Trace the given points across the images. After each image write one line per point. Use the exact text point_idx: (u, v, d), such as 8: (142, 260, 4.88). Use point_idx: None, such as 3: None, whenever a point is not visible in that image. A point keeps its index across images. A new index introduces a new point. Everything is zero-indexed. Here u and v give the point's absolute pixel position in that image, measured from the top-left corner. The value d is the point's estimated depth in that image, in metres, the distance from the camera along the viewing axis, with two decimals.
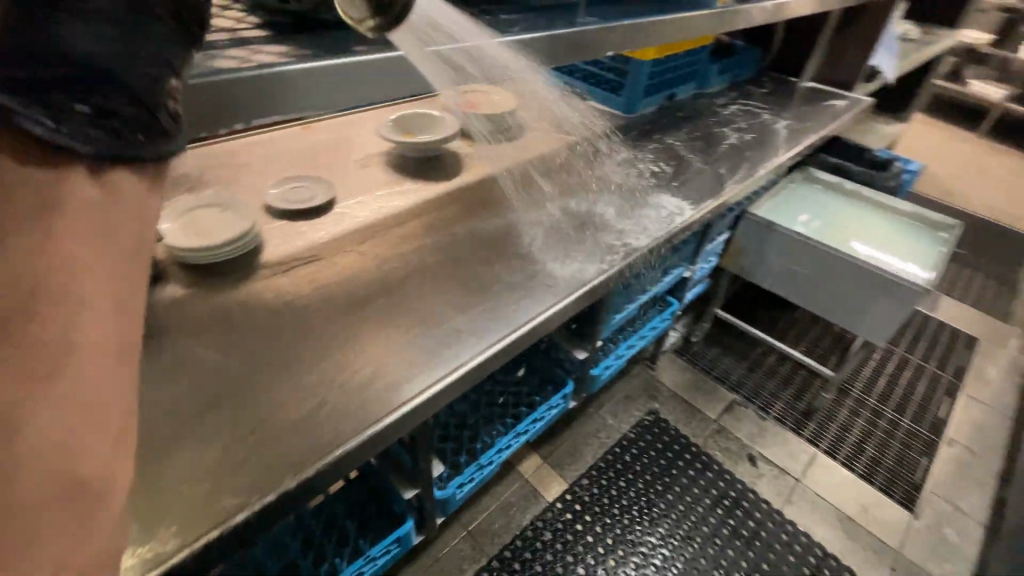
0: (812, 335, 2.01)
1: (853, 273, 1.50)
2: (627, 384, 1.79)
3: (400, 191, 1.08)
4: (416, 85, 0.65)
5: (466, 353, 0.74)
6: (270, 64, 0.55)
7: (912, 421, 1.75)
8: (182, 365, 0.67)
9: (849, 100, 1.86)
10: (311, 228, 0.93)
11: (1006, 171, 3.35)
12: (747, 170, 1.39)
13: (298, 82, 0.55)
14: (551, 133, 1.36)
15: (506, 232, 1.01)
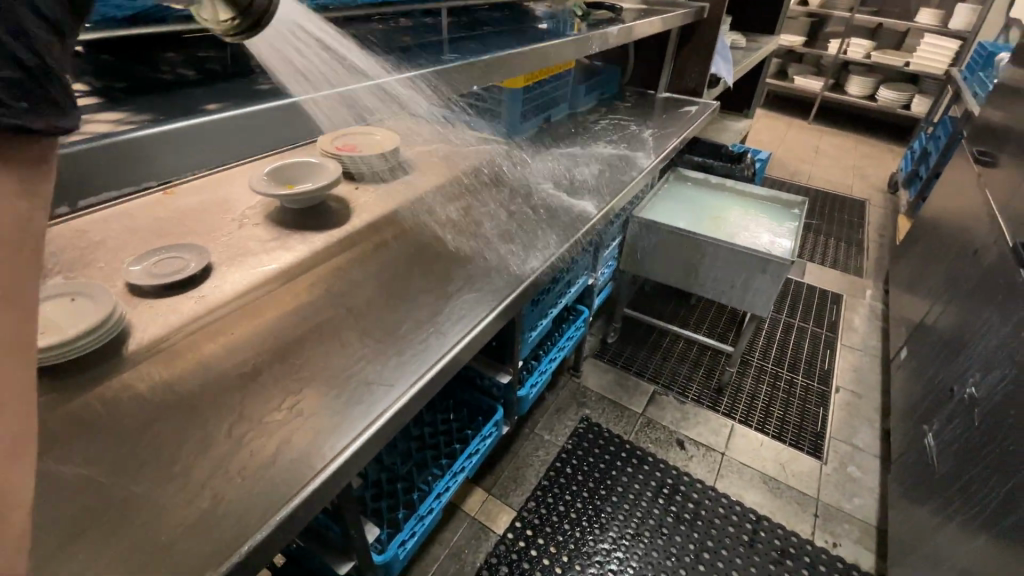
0: (710, 317, 2.19)
1: (730, 256, 1.66)
2: (556, 397, 1.82)
3: (287, 246, 1.02)
4: (278, 138, 0.62)
5: (380, 403, 0.70)
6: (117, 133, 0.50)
7: (805, 377, 1.96)
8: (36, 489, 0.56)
9: (699, 105, 2.08)
10: (189, 302, 0.85)
11: (834, 148, 3.93)
12: (628, 176, 1.50)
13: (132, 153, 0.49)
14: (435, 171, 1.38)
15: (406, 270, 0.99)
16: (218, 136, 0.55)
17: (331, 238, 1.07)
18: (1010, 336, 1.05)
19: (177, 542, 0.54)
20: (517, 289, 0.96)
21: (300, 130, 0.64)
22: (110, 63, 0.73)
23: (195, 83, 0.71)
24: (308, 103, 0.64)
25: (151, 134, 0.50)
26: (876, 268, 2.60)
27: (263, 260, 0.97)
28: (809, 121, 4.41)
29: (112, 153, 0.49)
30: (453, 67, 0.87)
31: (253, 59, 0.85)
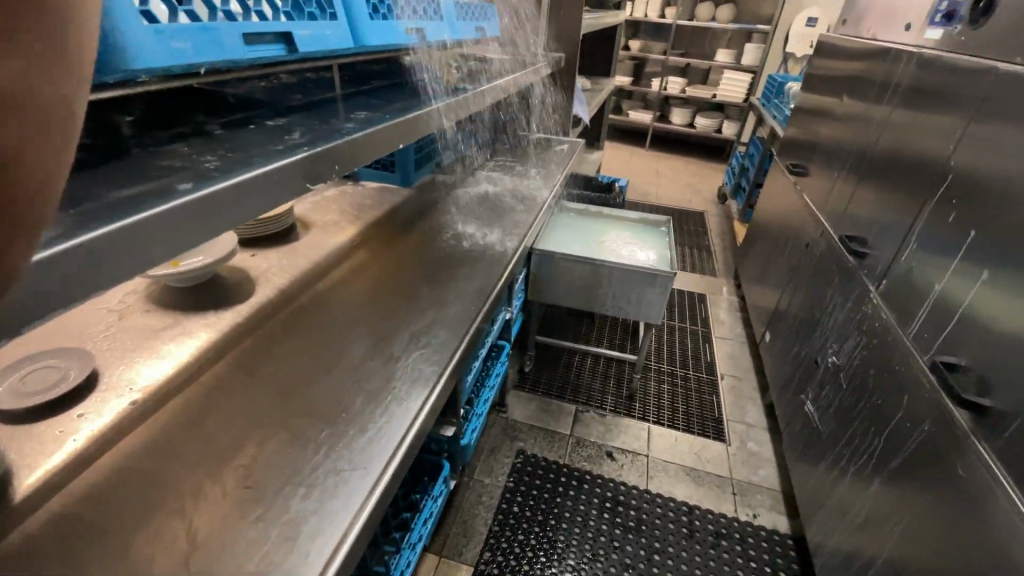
0: (609, 331, 2.37)
1: (624, 274, 1.83)
2: (487, 436, 1.81)
3: (188, 332, 0.88)
4: (221, 223, 0.54)
5: (360, 488, 0.65)
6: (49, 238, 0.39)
7: (696, 370, 2.21)
8: None
9: (568, 143, 2.28)
10: (78, 421, 0.69)
11: (671, 170, 4.57)
12: (530, 213, 1.59)
13: (62, 271, 0.38)
14: (338, 227, 1.32)
15: (338, 337, 0.93)
16: (159, 231, 0.46)
17: (240, 315, 0.95)
18: (853, 311, 1.32)
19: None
20: (464, 338, 0.95)
21: (242, 211, 0.56)
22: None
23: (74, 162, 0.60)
24: (255, 179, 0.58)
25: (97, 236, 0.40)
26: (725, 267, 3.05)
27: (162, 354, 0.82)
28: (646, 148, 5.07)
29: (54, 272, 0.37)
30: (378, 126, 0.86)
31: (133, 129, 0.74)
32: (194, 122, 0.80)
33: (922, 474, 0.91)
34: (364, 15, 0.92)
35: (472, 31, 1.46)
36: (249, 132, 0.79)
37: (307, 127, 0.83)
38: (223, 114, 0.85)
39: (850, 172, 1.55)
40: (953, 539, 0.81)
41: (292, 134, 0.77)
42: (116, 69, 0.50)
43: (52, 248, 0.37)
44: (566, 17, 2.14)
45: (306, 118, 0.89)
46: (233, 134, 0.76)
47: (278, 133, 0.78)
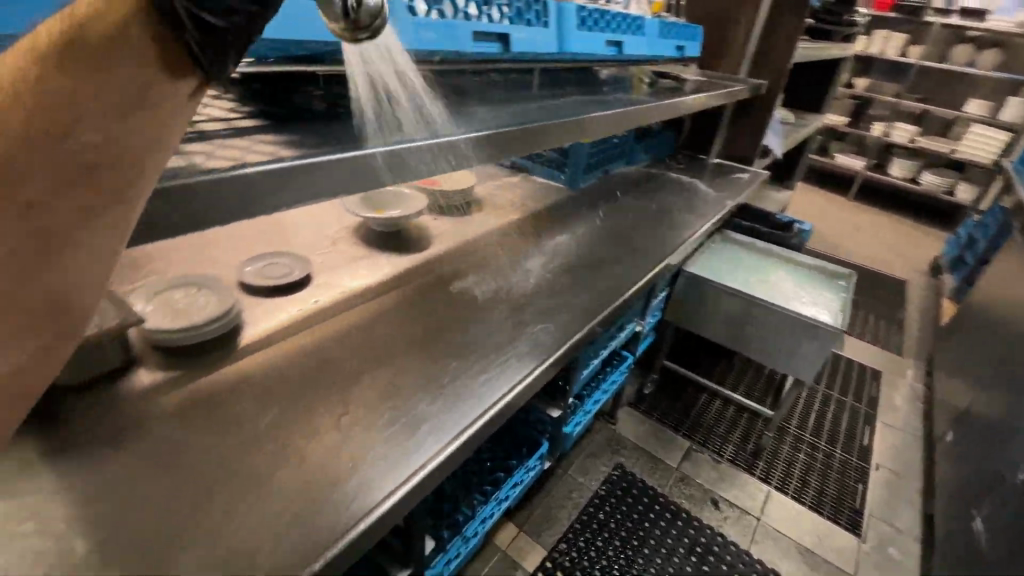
0: (749, 379, 2.18)
1: (780, 319, 1.69)
2: (590, 441, 1.83)
3: (372, 265, 1.10)
4: (424, 171, 0.67)
5: (471, 413, 0.76)
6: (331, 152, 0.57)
7: (843, 450, 1.92)
8: (179, 454, 0.64)
9: (750, 173, 2.16)
10: (289, 305, 0.93)
11: (874, 226, 3.96)
12: (688, 232, 1.57)
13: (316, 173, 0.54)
14: (504, 210, 1.48)
15: (481, 296, 1.06)
16: (388, 163, 0.62)
17: (410, 262, 1.15)
18: None
19: (281, 535, 0.58)
20: (588, 326, 1.02)
21: (440, 166, 0.70)
22: (256, 89, 0.84)
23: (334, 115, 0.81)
24: (458, 142, 0.72)
25: (355, 156, 0.58)
26: (918, 348, 2.57)
27: (351, 275, 1.05)
28: (849, 198, 4.47)
29: (323, 175, 0.55)
30: (559, 122, 0.97)
31: None
32: None
33: None
34: (573, 26, 1.03)
35: (671, 49, 1.49)
36: (457, 112, 0.96)
37: (501, 114, 0.97)
38: (440, 97, 1.05)
39: None
40: None
41: (490, 118, 0.92)
42: (385, 48, 0.69)
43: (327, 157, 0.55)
44: (779, 43, 2.03)
45: (501, 108, 1.05)
46: (445, 112, 0.93)
47: (479, 116, 0.94)
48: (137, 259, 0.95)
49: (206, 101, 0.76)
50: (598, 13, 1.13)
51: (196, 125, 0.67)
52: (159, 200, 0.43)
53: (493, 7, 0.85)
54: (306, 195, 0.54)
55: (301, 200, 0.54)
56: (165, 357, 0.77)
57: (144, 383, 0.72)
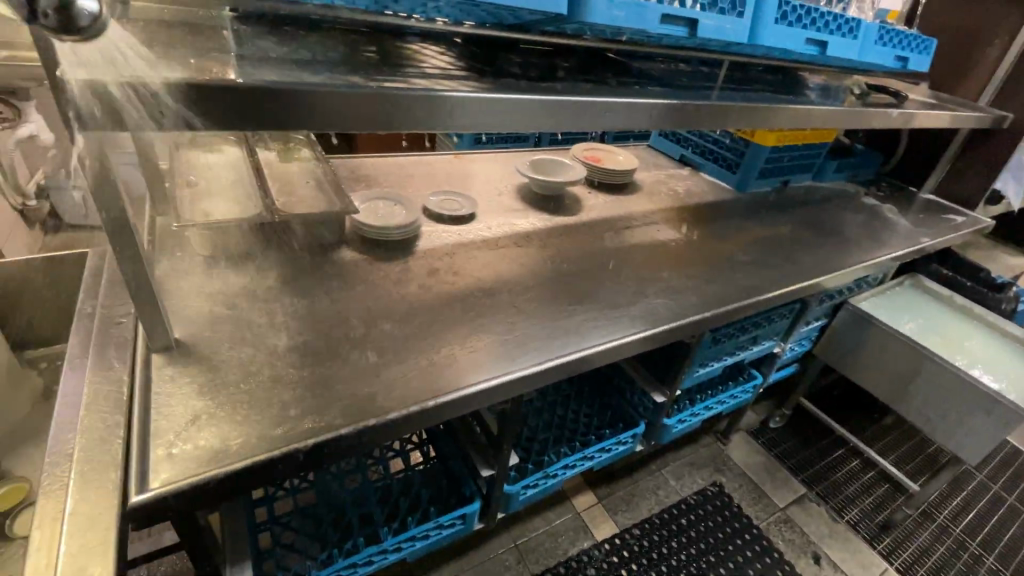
0: (903, 449, 1.88)
1: (955, 382, 1.44)
2: (693, 450, 1.79)
3: (525, 216, 1.25)
4: (576, 125, 0.79)
5: (572, 346, 0.87)
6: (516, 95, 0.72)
7: (1011, 565, 1.56)
8: (354, 305, 0.86)
9: (971, 217, 1.82)
10: (453, 232, 1.12)
11: None
12: (860, 259, 1.43)
13: (490, 107, 0.69)
14: (659, 197, 1.51)
15: (611, 261, 1.14)
16: (557, 112, 0.76)
17: (558, 222, 1.27)
18: None
19: (412, 379, 0.75)
20: (709, 312, 1.03)
21: (593, 124, 0.81)
22: (470, 49, 1.02)
23: (526, 76, 0.96)
24: (617, 106, 0.81)
25: (530, 100, 0.72)
26: None
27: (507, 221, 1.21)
28: None
29: (503, 110, 0.71)
30: (726, 110, 0.98)
31: (562, 68, 1.08)
32: (598, 74, 1.10)
33: None
34: (771, 19, 1.03)
35: (890, 58, 1.35)
36: (631, 90, 1.05)
37: (672, 97, 1.03)
38: (619, 76, 1.14)
39: None
40: None
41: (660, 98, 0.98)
42: (578, 19, 0.81)
43: (508, 97, 0.71)
44: None
45: (673, 92, 1.10)
46: (619, 87, 1.02)
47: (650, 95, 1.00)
48: (356, 174, 1.23)
49: (434, 53, 0.96)
50: (804, 10, 1.09)
51: (423, 68, 0.87)
52: (384, 100, 0.62)
53: None
54: (484, 124, 0.70)
55: (486, 126, 0.71)
56: (360, 243, 1.01)
57: (343, 257, 0.96)
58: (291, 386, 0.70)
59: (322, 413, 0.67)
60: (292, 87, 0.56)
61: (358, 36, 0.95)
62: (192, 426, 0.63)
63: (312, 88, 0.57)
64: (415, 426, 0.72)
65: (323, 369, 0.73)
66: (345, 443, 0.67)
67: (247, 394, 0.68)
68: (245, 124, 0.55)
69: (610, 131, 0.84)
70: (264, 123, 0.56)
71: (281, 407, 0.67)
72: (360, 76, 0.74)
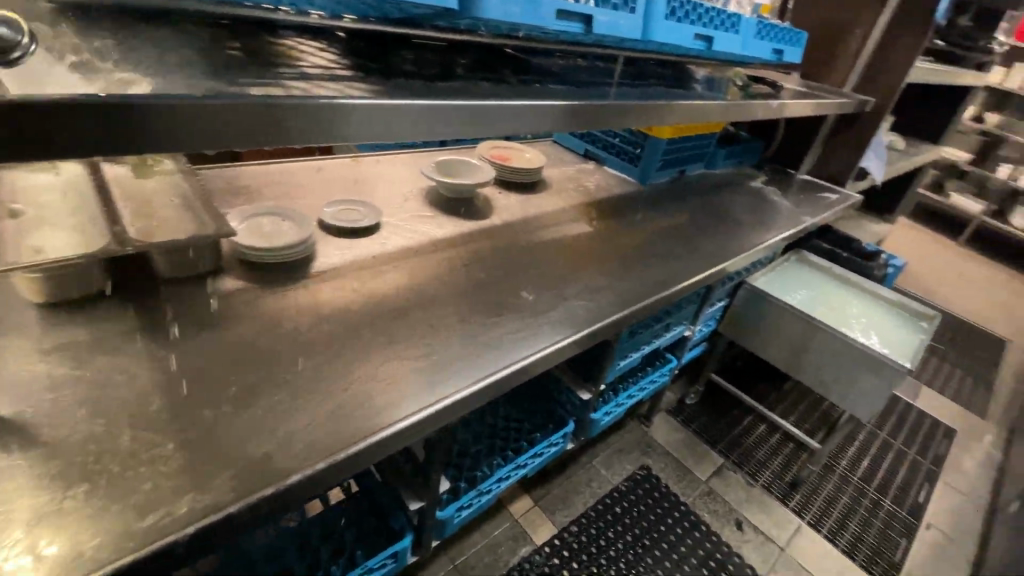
0: (800, 409, 2.07)
1: (844, 348, 1.60)
2: (621, 437, 1.83)
3: (433, 223, 1.18)
4: (477, 130, 0.73)
5: (497, 364, 0.82)
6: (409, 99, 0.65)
7: (893, 502, 1.78)
8: (242, 345, 0.74)
9: (839, 194, 2.03)
10: (356, 247, 1.02)
11: (983, 277, 3.56)
12: (754, 241, 1.53)
13: (386, 114, 0.62)
14: (569, 194, 1.51)
15: (527, 266, 1.11)
16: (457, 117, 0.69)
17: (469, 227, 1.21)
18: None
19: (320, 428, 0.66)
20: (629, 309, 1.04)
21: (498, 127, 0.76)
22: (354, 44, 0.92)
23: (422, 75, 0.88)
24: (519, 108, 0.77)
25: (426, 106, 0.65)
26: (1007, 415, 2.30)
27: (416, 231, 1.12)
28: (959, 242, 4.02)
29: (396, 117, 0.63)
30: (628, 107, 0.98)
31: (458, 65, 1.01)
32: (498, 72, 1.05)
33: None
34: (662, 15, 1.04)
35: (766, 52, 1.44)
36: (532, 87, 1.01)
37: (574, 95, 1.00)
38: (519, 73, 1.09)
39: None
40: None
41: (563, 96, 0.95)
42: (471, 14, 0.75)
43: (400, 102, 0.63)
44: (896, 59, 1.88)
45: (575, 89, 1.08)
46: (521, 85, 0.98)
47: (552, 93, 0.97)
48: (235, 188, 1.08)
49: (313, 50, 0.86)
50: (691, 6, 1.12)
51: (301, 67, 0.76)
52: (259, 111, 0.52)
53: None
54: (375, 133, 0.62)
55: (378, 136, 0.62)
56: (245, 269, 0.89)
57: (224, 288, 0.84)
58: (168, 460, 0.58)
59: (208, 487, 0.57)
60: (139, 100, 0.45)
61: (218, 31, 0.82)
62: (32, 530, 0.50)
63: (169, 101, 0.46)
64: (327, 482, 0.64)
65: (205, 431, 0.62)
66: (240, 520, 0.57)
67: (105, 476, 0.55)
68: (76, 150, 0.43)
69: (514, 135, 0.80)
70: (101, 148, 0.45)
71: (152, 487, 0.55)
72: (220, 79, 0.63)
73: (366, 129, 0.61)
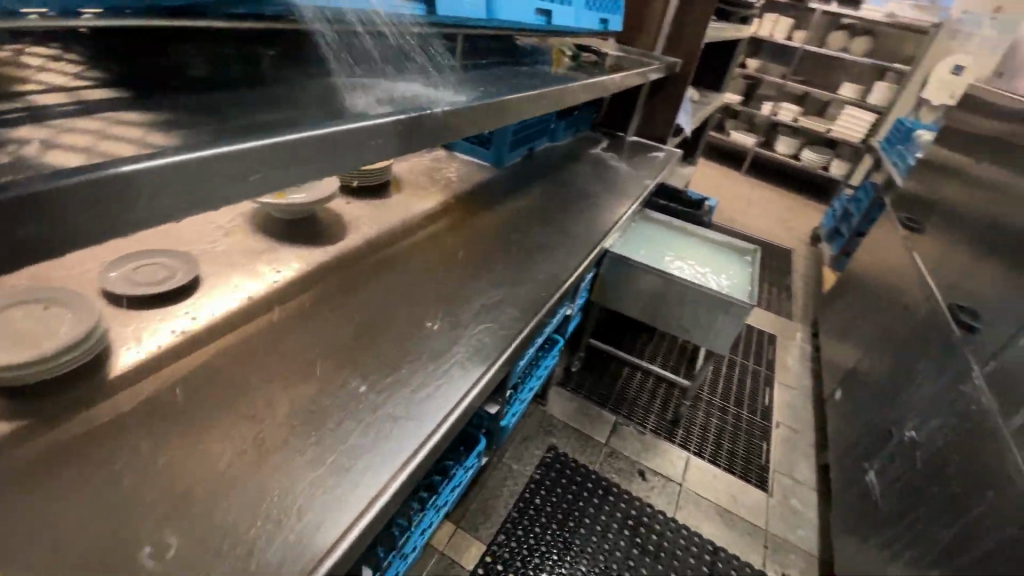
0: (665, 351, 2.29)
1: (699, 295, 1.76)
2: (523, 425, 1.82)
3: (279, 258, 0.94)
4: (336, 164, 0.52)
5: (414, 438, 0.68)
6: (241, 139, 0.43)
7: (749, 412, 2.09)
8: (25, 542, 0.49)
9: (666, 151, 2.20)
10: (179, 320, 0.76)
11: (763, 200, 4.32)
12: (615, 213, 1.56)
13: (195, 173, 0.38)
14: (427, 192, 1.35)
15: (407, 294, 0.95)
16: (317, 152, 0.49)
17: (326, 255, 1.00)
18: (949, 388, 1.28)
19: None
20: (531, 322, 0.96)
21: (363, 155, 0.56)
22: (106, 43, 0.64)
23: (228, 84, 0.65)
24: (392, 124, 0.59)
25: (273, 144, 0.44)
26: (804, 313, 2.86)
27: (258, 276, 0.88)
28: (742, 173, 4.82)
29: (230, 168, 0.41)
30: (492, 100, 0.86)
31: (270, 62, 0.78)
32: (326, 66, 0.84)
33: None
34: None
35: (596, 23, 1.43)
36: (374, 84, 0.83)
37: (428, 91, 0.85)
38: (352, 65, 0.89)
39: (976, 242, 1.48)
40: None
41: (417, 96, 0.79)
42: None
43: (233, 145, 0.41)
44: (693, 22, 2.05)
45: (423, 81, 0.92)
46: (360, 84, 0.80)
47: (401, 91, 0.81)
48: None
49: (34, 59, 0.56)
50: None
51: (21, 95, 0.49)
52: None
53: None
54: (198, 201, 0.40)
55: (205, 204, 0.40)
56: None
57: None
58: None
59: None
60: None
61: None
62: None
63: None
64: None
65: None
66: None
67: None
68: None
69: (391, 158, 0.61)
70: None
71: None
72: None
73: (180, 198, 0.38)
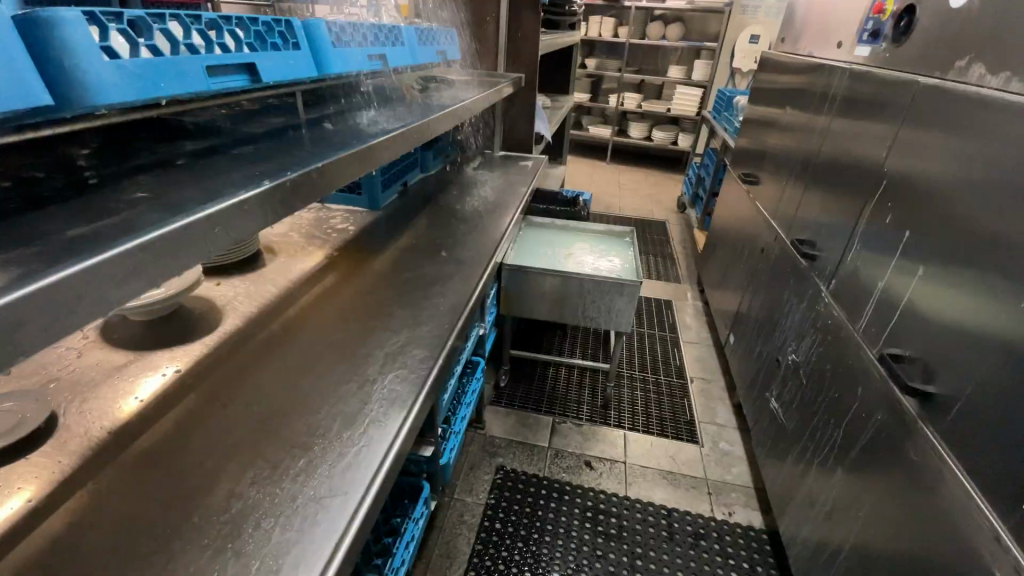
0: (581, 342, 2.40)
1: (594, 284, 1.87)
2: (466, 454, 1.80)
3: (150, 363, 0.85)
4: (178, 264, 0.49)
5: (341, 515, 0.65)
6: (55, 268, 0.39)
7: (666, 375, 2.26)
8: None
9: (533, 159, 2.32)
10: (48, 468, 0.65)
11: (631, 181, 4.71)
12: (499, 227, 1.61)
13: (3, 322, 0.34)
14: (305, 253, 1.30)
15: (307, 364, 0.91)
16: (151, 257, 0.46)
17: (206, 346, 0.92)
18: (809, 310, 1.49)
19: None
20: (440, 358, 0.96)
21: (209, 247, 0.53)
22: None
23: (40, 200, 0.59)
24: (235, 207, 0.56)
25: (95, 265, 0.41)
26: (690, 273, 3.15)
27: (131, 390, 0.79)
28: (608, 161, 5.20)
29: (47, 302, 0.37)
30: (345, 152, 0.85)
31: (86, 163, 0.71)
32: (156, 154, 0.79)
33: (906, 477, 0.97)
34: (328, 46, 0.94)
35: (433, 55, 1.48)
36: (214, 159, 0.79)
37: (275, 157, 0.82)
38: (186, 145, 0.84)
39: (799, 182, 1.74)
40: (929, 524, 0.90)
41: (263, 166, 0.77)
42: (80, 109, 0.50)
43: (45, 279, 0.37)
44: (525, 38, 2.20)
45: (269, 145, 0.89)
46: (199, 165, 0.76)
47: (247, 164, 0.78)
48: None
49: None
50: (351, 30, 1.05)
51: None
52: None
53: (222, 32, 0.71)
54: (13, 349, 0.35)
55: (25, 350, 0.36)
56: None
57: None
58: None
59: None
60: None
61: None
62: None
63: None
64: None
65: None
66: None
67: None
68: None
69: (242, 239, 0.59)
70: None
71: None
72: None
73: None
